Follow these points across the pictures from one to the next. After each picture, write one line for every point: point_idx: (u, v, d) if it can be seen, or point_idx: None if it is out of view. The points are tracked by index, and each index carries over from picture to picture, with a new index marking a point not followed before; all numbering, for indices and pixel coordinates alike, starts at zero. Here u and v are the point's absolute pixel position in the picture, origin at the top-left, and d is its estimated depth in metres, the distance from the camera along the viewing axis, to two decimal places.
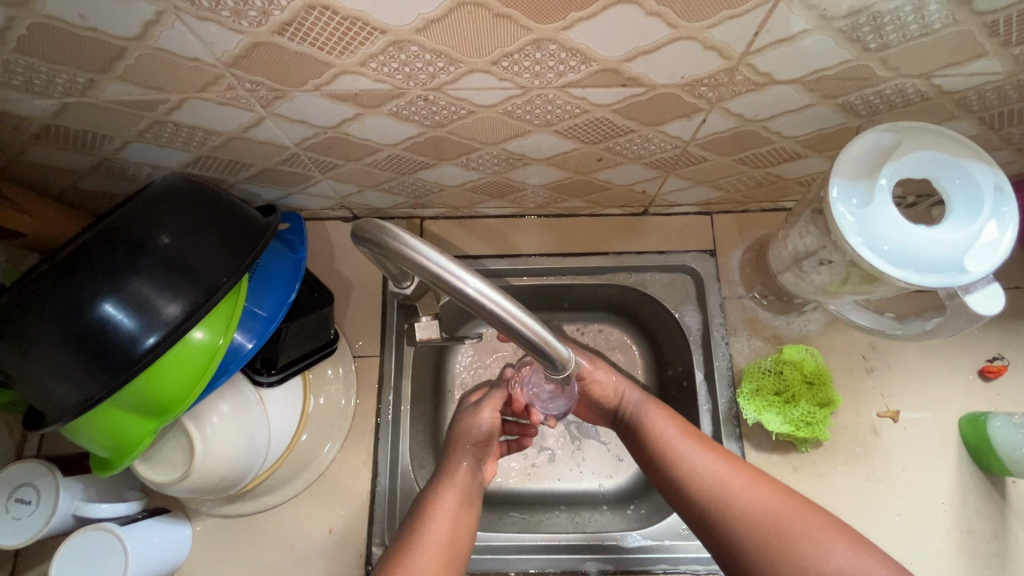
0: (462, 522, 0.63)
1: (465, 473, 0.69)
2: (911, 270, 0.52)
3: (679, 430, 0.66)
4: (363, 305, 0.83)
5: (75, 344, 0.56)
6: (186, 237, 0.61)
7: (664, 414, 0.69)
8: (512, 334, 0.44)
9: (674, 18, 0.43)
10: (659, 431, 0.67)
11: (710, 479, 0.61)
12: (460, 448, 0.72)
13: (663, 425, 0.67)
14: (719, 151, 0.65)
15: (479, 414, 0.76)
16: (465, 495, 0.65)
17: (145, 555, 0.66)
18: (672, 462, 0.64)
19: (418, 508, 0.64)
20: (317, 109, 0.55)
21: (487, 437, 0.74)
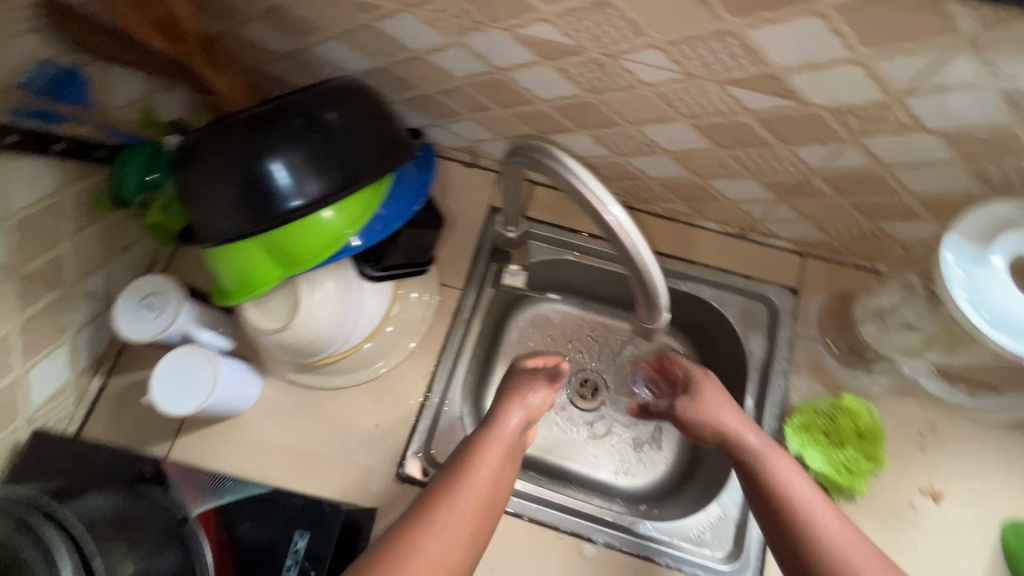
0: (501, 478, 0.63)
1: (514, 430, 0.67)
2: (1004, 332, 0.53)
3: (811, 493, 0.58)
4: (459, 242, 0.89)
5: (242, 185, 0.66)
6: (350, 132, 0.70)
7: (793, 475, 0.60)
8: (643, 276, 0.49)
9: (852, 40, 0.48)
10: (789, 495, 0.58)
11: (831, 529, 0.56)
12: (510, 402, 0.70)
13: (794, 489, 0.59)
14: (839, 188, 0.68)
15: (533, 387, 0.71)
16: (510, 455, 0.65)
17: (228, 388, 0.74)
18: (800, 536, 0.56)
19: (464, 449, 0.64)
20: (500, 49, 0.63)
21: (534, 404, 0.71)
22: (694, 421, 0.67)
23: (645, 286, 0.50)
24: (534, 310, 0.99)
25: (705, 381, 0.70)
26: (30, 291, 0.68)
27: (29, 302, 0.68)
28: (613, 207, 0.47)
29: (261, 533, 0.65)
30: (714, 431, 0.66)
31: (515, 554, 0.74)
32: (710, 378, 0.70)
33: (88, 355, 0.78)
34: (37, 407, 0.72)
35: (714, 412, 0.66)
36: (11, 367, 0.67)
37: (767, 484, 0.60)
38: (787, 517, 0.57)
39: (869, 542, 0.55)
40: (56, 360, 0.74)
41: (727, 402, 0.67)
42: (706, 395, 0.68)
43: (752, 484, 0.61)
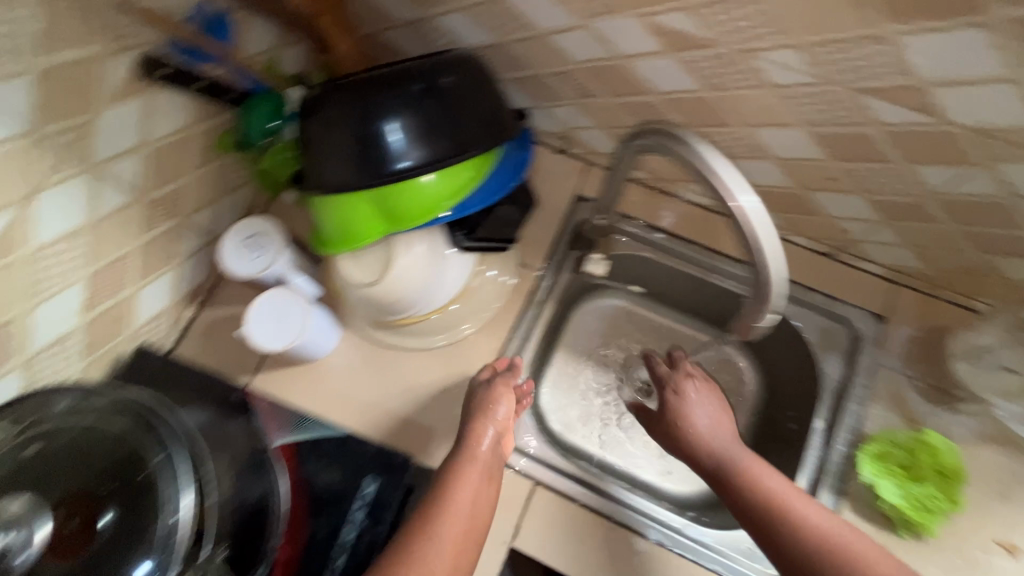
0: (483, 496, 0.67)
1: (486, 449, 0.70)
2: None
3: (791, 491, 0.67)
4: (542, 226, 0.90)
5: (359, 139, 0.69)
6: (465, 103, 0.71)
7: (770, 476, 0.68)
8: (763, 270, 0.47)
9: (1015, 59, 0.46)
10: (768, 494, 0.66)
11: (813, 521, 0.63)
12: (475, 419, 0.72)
13: (772, 487, 0.67)
14: (956, 215, 0.65)
15: (495, 404, 0.74)
16: (486, 474, 0.68)
17: (315, 333, 0.78)
18: (784, 533, 0.63)
19: (443, 476, 0.67)
20: (628, 36, 0.64)
21: (499, 418, 0.73)
22: (677, 429, 0.78)
23: (763, 281, 0.48)
24: (600, 303, 1.00)
25: (684, 390, 0.81)
26: (153, 217, 0.73)
27: (151, 226, 0.73)
28: (740, 196, 0.46)
29: (336, 480, 0.72)
30: (695, 437, 0.75)
31: (565, 534, 0.76)
32: (690, 385, 0.81)
33: (188, 285, 0.84)
34: (141, 323, 0.78)
35: (690, 416, 0.78)
36: (127, 284, 0.73)
37: (746, 484, 0.68)
38: (770, 516, 0.65)
39: (844, 528, 0.63)
40: (162, 284, 0.79)
41: (704, 409, 0.78)
42: (685, 402, 0.79)
43: (734, 486, 0.69)
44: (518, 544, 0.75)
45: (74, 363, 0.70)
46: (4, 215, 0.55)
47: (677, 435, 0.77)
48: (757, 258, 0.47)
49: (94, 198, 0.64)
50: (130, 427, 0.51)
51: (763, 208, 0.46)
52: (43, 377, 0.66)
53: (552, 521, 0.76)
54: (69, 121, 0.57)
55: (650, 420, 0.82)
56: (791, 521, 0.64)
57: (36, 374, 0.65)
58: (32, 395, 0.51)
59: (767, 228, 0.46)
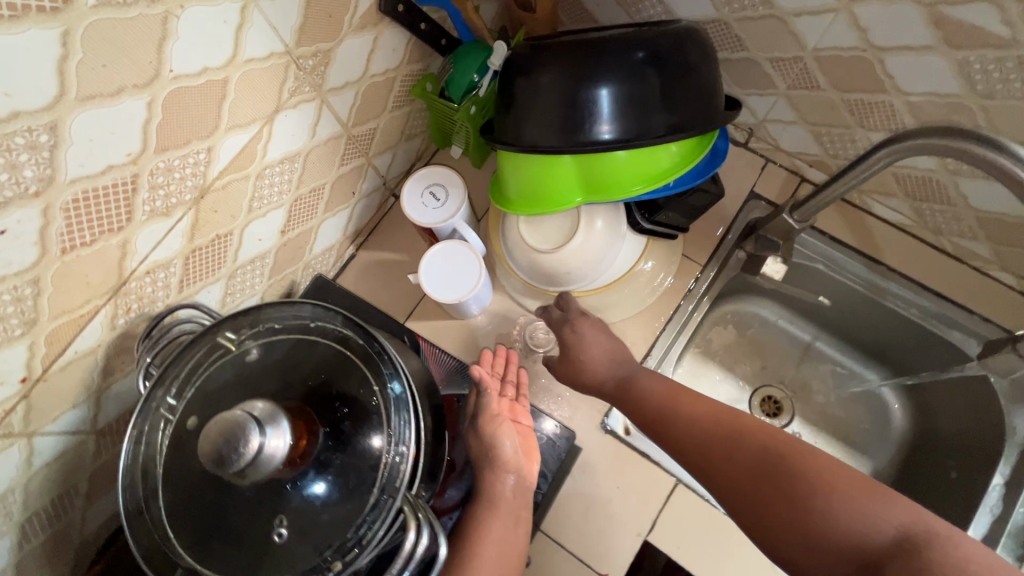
0: (511, 537, 0.62)
1: (506, 491, 0.64)
2: None
3: (674, 398, 0.66)
4: (711, 219, 0.86)
5: (570, 102, 0.66)
6: (685, 78, 0.66)
7: (653, 380, 0.70)
8: None
9: None
10: (656, 400, 0.67)
11: (700, 425, 0.62)
12: (480, 467, 0.65)
13: (658, 391, 0.68)
14: None
15: (499, 442, 0.65)
16: (511, 515, 0.63)
17: (480, 294, 0.78)
18: (670, 429, 0.64)
19: (462, 531, 0.62)
20: (896, 26, 0.58)
21: (507, 457, 0.65)
22: (575, 364, 0.74)
23: None
24: (740, 308, 0.98)
25: (580, 325, 0.74)
26: (350, 153, 0.74)
27: (344, 161, 0.74)
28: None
29: None
30: (590, 364, 0.73)
31: (704, 539, 0.73)
32: (582, 320, 0.75)
33: (355, 224, 0.86)
34: (314, 255, 0.80)
35: (587, 348, 0.73)
36: (315, 214, 0.74)
37: (636, 390, 0.69)
38: (655, 418, 0.66)
39: (723, 413, 0.63)
40: (338, 220, 0.81)
41: (596, 334, 0.74)
42: (575, 334, 0.74)
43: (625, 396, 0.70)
44: (653, 536, 0.74)
45: (260, 282, 0.73)
46: (249, 130, 0.56)
47: (572, 367, 0.74)
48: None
49: (315, 126, 0.65)
50: (343, 351, 0.54)
51: None
52: (237, 290, 0.69)
53: (691, 523, 0.74)
54: (318, 46, 0.58)
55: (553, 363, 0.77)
56: (675, 415, 0.65)
57: (233, 286, 0.68)
58: (256, 306, 0.55)
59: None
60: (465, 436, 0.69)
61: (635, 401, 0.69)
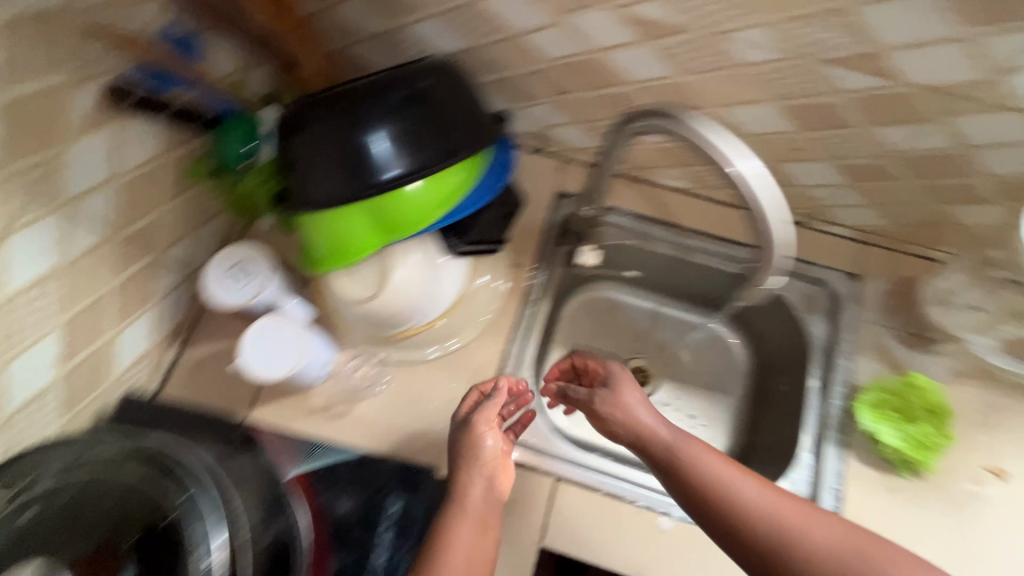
0: (476, 548, 0.63)
1: (476, 497, 0.65)
2: None
3: (727, 472, 0.59)
4: (528, 225, 0.91)
5: (344, 154, 0.68)
6: (448, 106, 0.71)
7: (702, 448, 0.61)
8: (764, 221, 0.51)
9: (956, 17, 0.52)
10: (708, 478, 0.58)
11: (762, 507, 0.56)
12: (461, 468, 0.67)
13: (705, 467, 0.60)
14: (911, 171, 0.72)
15: (480, 438, 0.68)
16: (479, 521, 0.64)
17: (315, 358, 0.75)
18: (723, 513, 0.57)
19: (431, 534, 0.63)
20: (600, 29, 0.66)
21: (486, 458, 0.67)
22: (619, 412, 0.66)
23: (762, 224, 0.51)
24: (588, 296, 1.05)
25: (627, 375, 0.72)
26: (127, 255, 0.68)
27: (124, 266, 0.68)
28: (737, 160, 0.50)
29: (357, 505, 0.71)
30: (638, 423, 0.65)
31: (593, 524, 0.75)
32: (629, 376, 0.71)
33: (167, 325, 0.78)
34: (119, 372, 0.72)
35: (629, 397, 0.67)
36: (102, 330, 0.67)
37: (688, 464, 0.60)
38: (709, 492, 0.58)
39: (780, 490, 0.58)
40: (140, 327, 0.73)
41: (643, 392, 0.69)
42: (621, 374, 0.72)
43: (669, 473, 0.61)
44: (548, 543, 0.75)
45: (50, 421, 0.64)
46: None
47: (614, 409, 0.67)
48: (760, 226, 0.52)
49: (66, 239, 0.60)
50: (136, 476, 0.50)
51: (757, 167, 0.50)
52: (17, 441, 0.60)
53: (579, 513, 0.76)
54: (36, 158, 0.54)
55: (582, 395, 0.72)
56: (731, 497, 0.57)
57: (11, 437, 0.59)
58: (17, 456, 0.48)
59: (771, 191, 0.51)
60: (453, 439, 0.71)
61: (683, 474, 0.60)
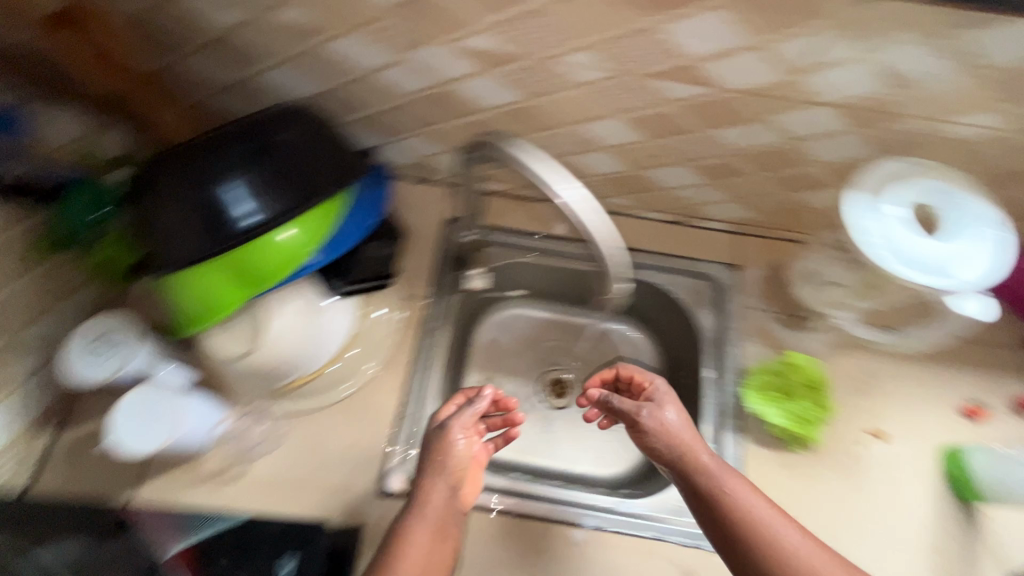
0: (433, 556, 0.63)
1: (439, 501, 0.65)
2: (900, 263, 0.60)
3: (778, 518, 0.61)
4: (419, 255, 0.91)
5: (196, 209, 0.65)
6: (306, 149, 0.71)
7: (763, 502, 0.63)
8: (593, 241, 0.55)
9: (749, 28, 0.56)
10: (748, 513, 0.61)
11: (796, 550, 0.59)
12: (430, 472, 0.67)
13: (746, 505, 0.62)
14: (757, 166, 0.76)
15: (451, 440, 0.69)
16: (437, 528, 0.64)
17: (193, 427, 0.71)
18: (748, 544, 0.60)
19: (390, 535, 0.63)
20: (442, 62, 0.68)
21: (455, 464, 0.68)
22: (663, 437, 0.68)
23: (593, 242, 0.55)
24: (497, 317, 1.04)
25: (671, 394, 0.73)
26: None
27: None
28: (562, 190, 0.53)
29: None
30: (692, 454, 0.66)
31: (509, 548, 0.75)
32: (673, 396, 0.73)
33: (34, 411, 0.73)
34: None
35: (671, 420, 0.69)
36: None
37: (731, 500, 0.62)
38: (750, 526, 0.61)
39: (817, 539, 0.61)
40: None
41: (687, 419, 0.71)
42: (665, 395, 0.73)
43: (704, 501, 0.64)
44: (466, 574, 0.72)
45: None
46: None
47: (659, 433, 0.69)
48: (591, 244, 0.56)
49: None
50: None
51: (579, 194, 0.53)
52: None
53: (496, 541, 0.75)
54: None
55: (628, 407, 0.72)
56: (773, 539, 0.60)
57: None
58: None
59: (596, 214, 0.55)
60: (426, 441, 0.71)
61: (721, 507, 0.62)
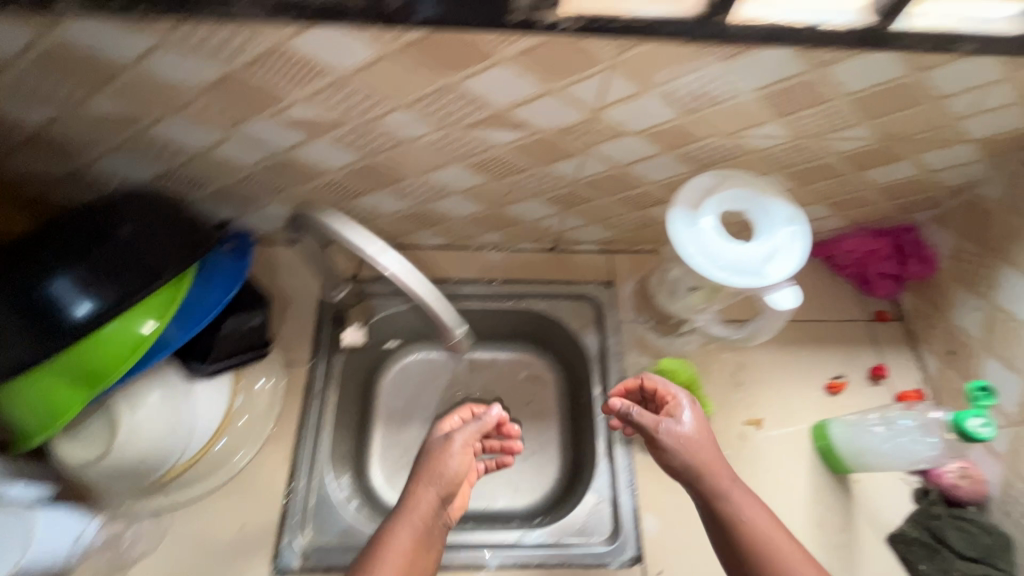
0: (415, 565, 0.63)
1: (427, 510, 0.66)
2: (720, 269, 0.65)
3: (790, 547, 0.64)
4: (300, 318, 0.90)
5: (20, 314, 0.62)
6: (144, 233, 0.68)
7: (782, 533, 0.65)
8: (419, 300, 0.58)
9: (540, 78, 0.59)
10: (763, 544, 0.64)
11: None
12: (426, 481, 0.67)
13: (760, 533, 0.65)
14: (600, 192, 0.81)
15: (450, 452, 0.69)
16: (422, 538, 0.64)
17: (53, 542, 0.69)
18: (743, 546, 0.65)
19: (376, 535, 0.65)
20: (271, 134, 0.69)
21: (450, 478, 0.67)
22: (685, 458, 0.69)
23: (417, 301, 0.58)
24: (396, 367, 1.03)
25: (696, 415, 0.73)
26: None
27: None
28: (383, 256, 0.55)
29: None
30: (722, 483, 0.67)
31: None
32: (700, 417, 0.72)
33: None
34: None
35: (694, 438, 0.70)
36: None
37: (746, 528, 0.65)
38: (760, 554, 0.64)
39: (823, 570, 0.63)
40: None
41: (712, 442, 0.71)
42: (692, 416, 0.72)
43: (720, 522, 0.67)
44: None
45: None
46: None
47: (684, 453, 0.69)
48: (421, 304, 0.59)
49: None
50: None
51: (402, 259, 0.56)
52: None
53: None
54: None
55: (646, 420, 0.71)
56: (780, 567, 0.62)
57: None
58: None
59: (418, 280, 0.58)
60: (421, 449, 0.72)
61: (737, 529, 0.65)
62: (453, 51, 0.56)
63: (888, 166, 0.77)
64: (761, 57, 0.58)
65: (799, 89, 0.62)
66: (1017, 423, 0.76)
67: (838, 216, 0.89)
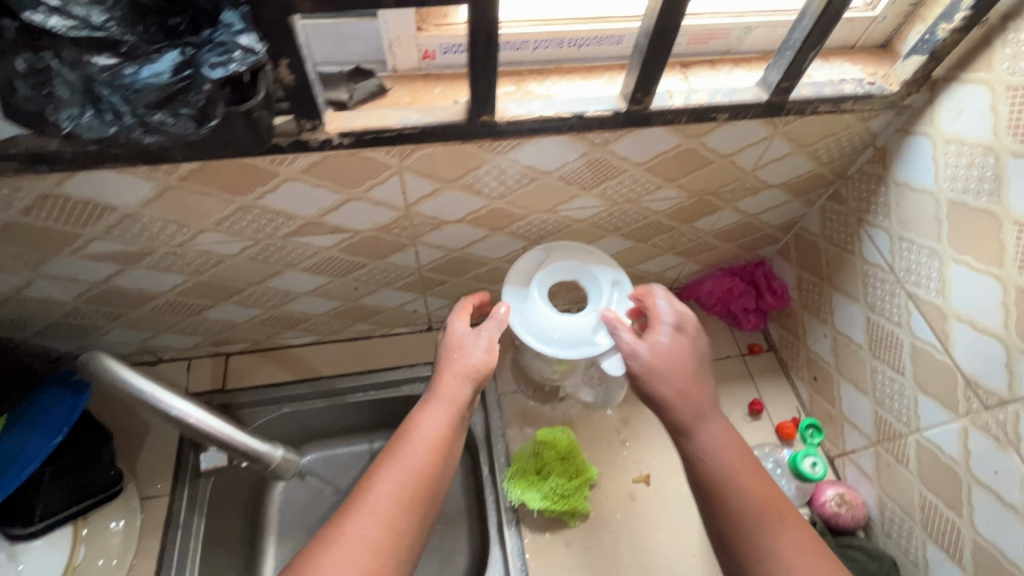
0: (443, 458, 0.59)
1: (455, 402, 0.62)
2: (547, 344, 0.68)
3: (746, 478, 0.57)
4: (160, 445, 0.85)
5: None
6: None
7: (736, 459, 0.58)
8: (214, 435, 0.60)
9: (336, 187, 0.60)
10: (716, 472, 0.58)
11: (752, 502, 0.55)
12: (450, 375, 0.64)
13: (717, 461, 0.58)
14: (449, 274, 0.82)
15: (478, 341, 0.65)
16: (453, 426, 0.61)
17: None
18: (694, 470, 0.59)
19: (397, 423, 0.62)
20: (81, 269, 0.66)
21: (478, 367, 0.64)
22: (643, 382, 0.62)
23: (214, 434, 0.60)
24: None
25: (673, 339, 0.63)
26: None
27: None
28: (174, 402, 0.56)
29: None
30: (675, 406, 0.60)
31: None
32: (677, 342, 0.63)
33: None
34: None
35: (657, 363, 0.61)
36: None
37: (697, 455, 0.59)
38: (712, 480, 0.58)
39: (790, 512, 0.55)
40: None
41: (685, 366, 0.61)
42: (667, 340, 0.63)
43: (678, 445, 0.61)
44: None
45: None
46: None
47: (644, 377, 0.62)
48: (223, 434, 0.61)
49: None
50: None
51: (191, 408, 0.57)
52: None
53: None
54: None
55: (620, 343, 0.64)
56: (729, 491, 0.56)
57: None
58: None
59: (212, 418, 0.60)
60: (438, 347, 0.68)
61: (692, 454, 0.60)
62: (235, 176, 0.56)
63: (713, 215, 0.81)
64: (543, 146, 0.61)
65: (591, 166, 0.66)
66: (876, 443, 0.78)
67: (690, 261, 0.93)
